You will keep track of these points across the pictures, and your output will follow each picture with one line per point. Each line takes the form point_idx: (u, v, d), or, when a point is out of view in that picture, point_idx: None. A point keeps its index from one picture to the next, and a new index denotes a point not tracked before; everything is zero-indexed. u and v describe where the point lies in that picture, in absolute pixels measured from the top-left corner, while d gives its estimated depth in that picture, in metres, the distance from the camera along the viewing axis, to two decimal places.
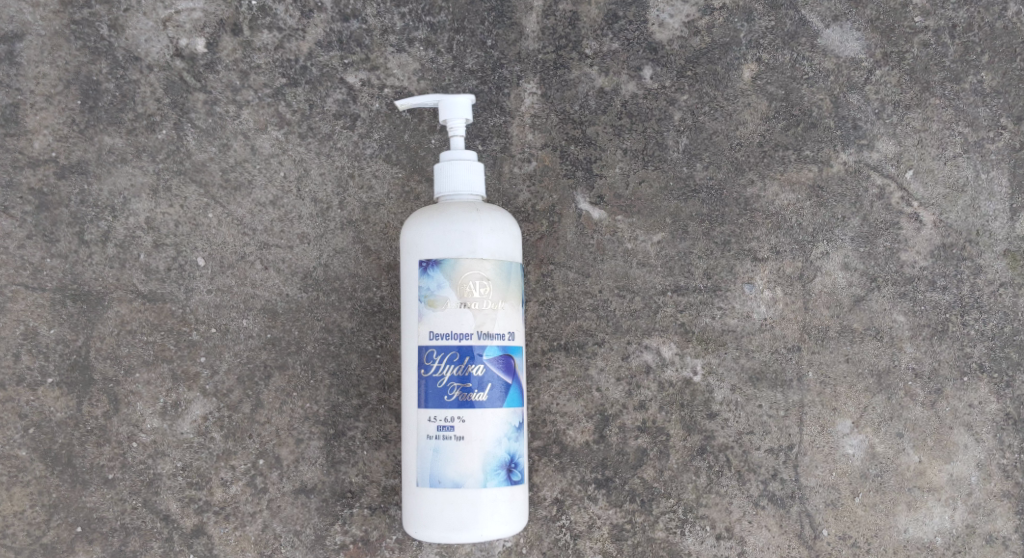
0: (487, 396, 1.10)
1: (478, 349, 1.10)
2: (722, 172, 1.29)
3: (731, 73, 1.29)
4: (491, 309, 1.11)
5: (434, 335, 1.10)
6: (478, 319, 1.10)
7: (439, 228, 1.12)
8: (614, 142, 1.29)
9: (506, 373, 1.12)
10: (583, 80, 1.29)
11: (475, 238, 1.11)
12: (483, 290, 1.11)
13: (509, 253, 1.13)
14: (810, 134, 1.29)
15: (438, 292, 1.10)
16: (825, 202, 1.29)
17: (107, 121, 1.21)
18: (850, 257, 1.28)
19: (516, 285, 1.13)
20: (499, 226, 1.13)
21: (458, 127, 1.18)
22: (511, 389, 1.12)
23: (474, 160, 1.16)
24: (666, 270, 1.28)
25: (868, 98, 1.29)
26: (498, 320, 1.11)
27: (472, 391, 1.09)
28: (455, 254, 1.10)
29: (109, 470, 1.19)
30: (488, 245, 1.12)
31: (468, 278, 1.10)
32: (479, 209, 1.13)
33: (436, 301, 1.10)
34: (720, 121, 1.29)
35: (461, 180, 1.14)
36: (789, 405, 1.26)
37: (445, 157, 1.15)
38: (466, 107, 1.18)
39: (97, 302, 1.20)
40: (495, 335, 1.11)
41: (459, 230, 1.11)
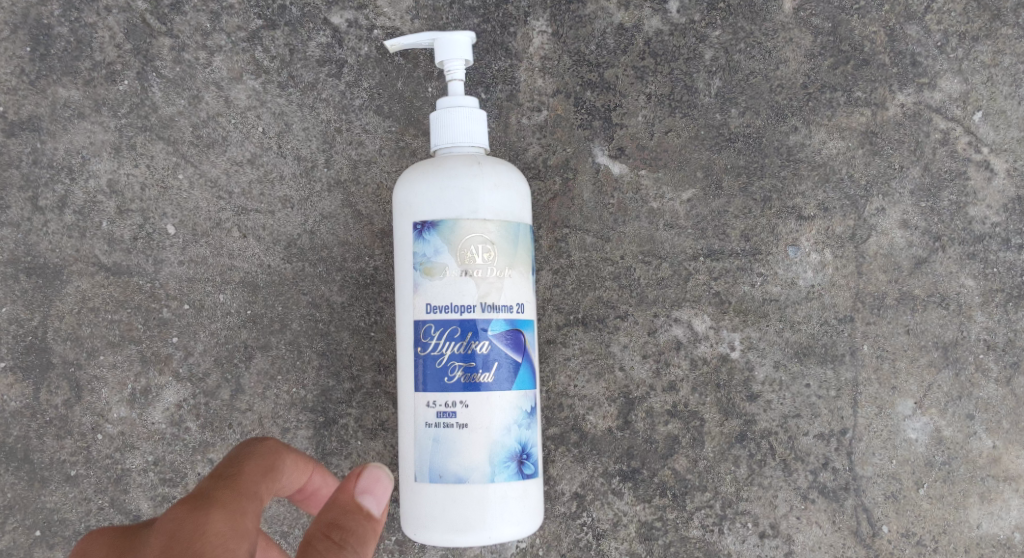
0: (493, 377, 0.95)
1: (482, 324, 0.95)
2: (762, 118, 1.13)
3: (770, 4, 1.12)
4: (497, 277, 0.96)
5: (431, 308, 0.96)
6: (482, 289, 0.95)
7: (435, 185, 0.97)
8: (636, 86, 1.13)
9: (514, 350, 0.97)
10: (600, 16, 1.13)
11: (476, 196, 0.96)
12: (487, 256, 0.95)
13: (516, 213, 0.98)
14: (862, 72, 1.12)
15: (435, 258, 0.95)
16: (880, 149, 1.12)
17: (61, 71, 1.07)
18: (909, 214, 1.12)
19: (525, 249, 0.98)
20: (505, 181, 0.98)
21: (457, 69, 1.02)
22: (520, 369, 0.97)
23: (476, 107, 1.00)
24: (698, 232, 1.12)
25: (929, 30, 1.12)
26: (505, 290, 0.96)
27: (476, 371, 0.95)
28: (453, 214, 0.95)
29: (71, 466, 1.06)
30: (492, 203, 0.96)
31: (469, 242, 0.95)
32: (481, 162, 0.98)
33: (433, 269, 0.95)
34: (758, 59, 1.12)
35: (462, 133, 0.99)
36: (841, 384, 1.11)
37: (441, 105, 0.99)
38: (466, 47, 1.02)
39: (54, 276, 1.07)
40: (501, 307, 0.96)
41: (459, 186, 0.96)
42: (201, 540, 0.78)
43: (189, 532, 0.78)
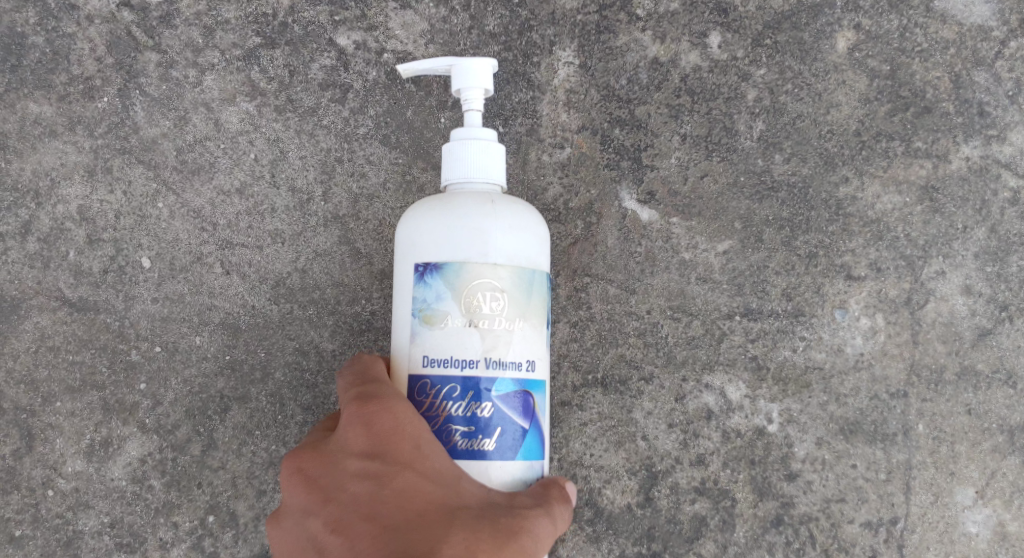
0: (494, 445, 0.81)
1: (485, 383, 0.81)
2: (809, 166, 1.01)
3: (821, 42, 1.02)
4: (506, 330, 0.81)
5: (428, 362, 0.81)
6: (487, 343, 0.81)
7: (441, 222, 0.83)
8: (670, 126, 1.02)
9: (522, 415, 0.82)
10: (633, 48, 1.02)
11: (487, 235, 0.82)
12: (495, 305, 0.81)
13: (532, 257, 0.84)
14: (923, 121, 1.01)
15: (435, 305, 0.81)
16: (941, 206, 1.01)
17: (34, 84, 0.97)
18: (973, 279, 1.00)
19: (540, 299, 0.84)
20: (520, 222, 0.84)
21: (474, 99, 0.88)
22: (528, 437, 0.83)
23: (494, 139, 0.87)
24: (735, 288, 1.01)
25: (999, 77, 1.01)
26: (514, 346, 0.82)
27: (474, 437, 0.81)
28: (460, 256, 0.81)
29: (16, 526, 0.94)
30: (505, 245, 0.82)
31: (476, 288, 0.81)
32: (495, 199, 0.84)
33: (432, 317, 0.81)
34: (806, 102, 1.02)
35: (476, 167, 0.86)
36: (892, 467, 0.98)
37: (453, 137, 0.86)
38: (486, 73, 0.88)
39: (11, 310, 0.96)
40: (508, 365, 0.82)
41: (468, 223, 0.82)
42: (414, 468, 0.79)
43: (409, 452, 0.80)
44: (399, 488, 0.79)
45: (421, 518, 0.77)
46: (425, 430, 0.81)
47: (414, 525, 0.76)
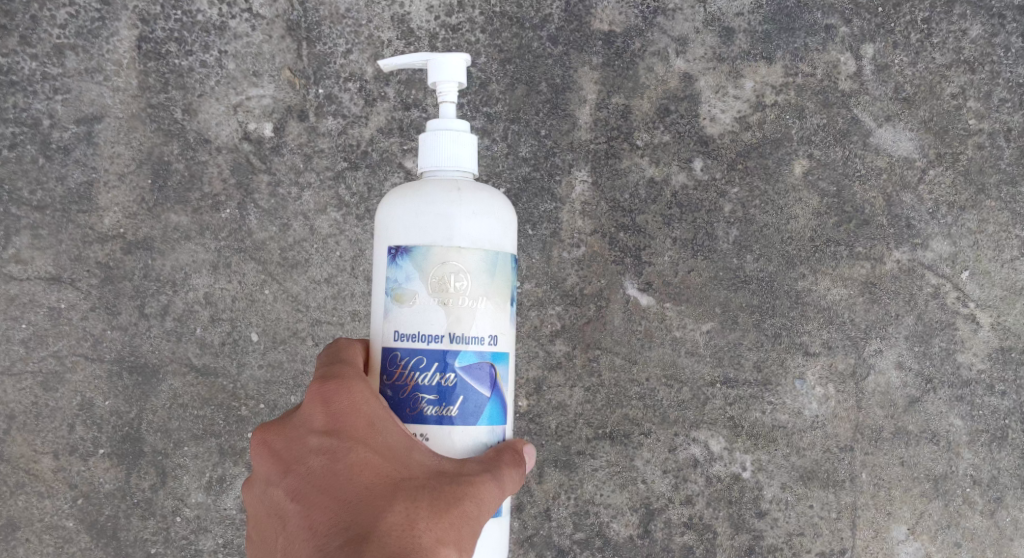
0: (458, 412, 0.91)
1: (450, 354, 0.91)
2: (774, 264, 1.28)
3: (782, 167, 1.28)
4: (469, 309, 0.91)
5: (399, 336, 0.92)
6: (451, 319, 0.90)
7: (411, 208, 0.92)
8: (664, 231, 1.28)
9: (484, 386, 0.92)
10: (634, 170, 1.27)
11: (451, 221, 0.91)
12: (459, 285, 0.91)
13: (497, 240, 0.93)
14: (863, 231, 1.28)
15: (405, 284, 0.91)
16: (878, 298, 1.27)
17: (175, 200, 1.24)
18: (904, 356, 1.26)
19: (503, 278, 0.93)
20: (484, 207, 0.93)
21: (449, 92, 0.95)
22: (490, 404, 0.93)
23: (465, 131, 0.95)
24: (715, 360, 1.27)
25: (921, 198, 1.28)
26: (477, 321, 0.91)
27: (440, 405, 0.91)
28: (428, 240, 0.91)
29: (152, 544, 1.21)
30: (469, 231, 0.92)
31: (441, 270, 0.90)
32: (461, 187, 0.93)
33: (402, 296, 0.91)
34: (771, 214, 1.28)
35: (446, 157, 0.94)
36: (841, 507, 1.24)
37: (427, 129, 0.94)
38: (459, 68, 0.95)
39: (152, 374, 1.22)
40: (471, 339, 0.91)
41: (438, 207, 0.92)
42: (368, 444, 0.90)
43: (363, 429, 0.91)
44: (351, 462, 0.89)
45: (371, 491, 0.87)
46: (376, 408, 0.91)
47: (364, 494, 0.87)
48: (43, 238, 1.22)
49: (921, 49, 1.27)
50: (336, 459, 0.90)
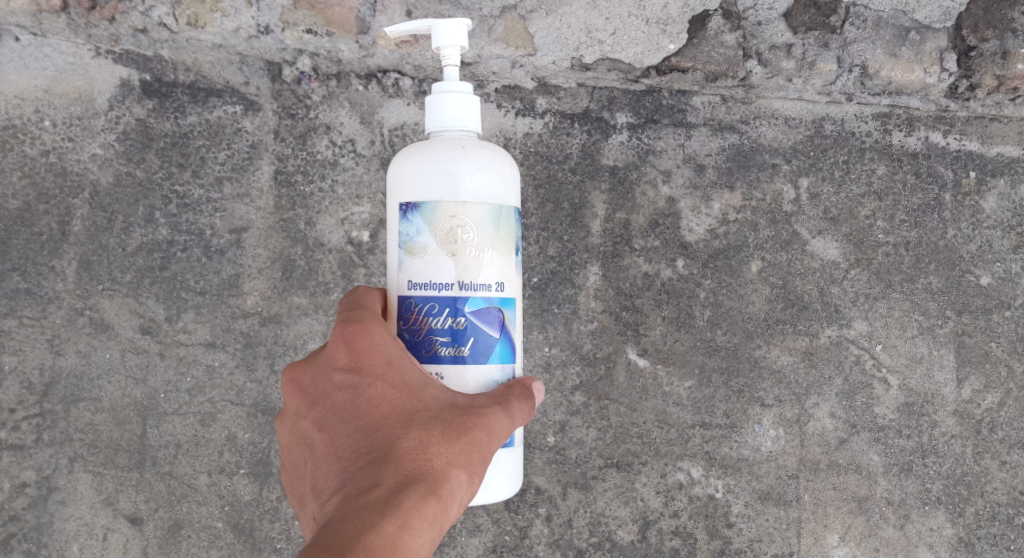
0: (469, 351, 1.32)
1: (460, 302, 1.31)
2: (738, 337, 1.69)
3: (742, 267, 1.70)
4: (474, 261, 1.31)
5: (418, 284, 1.31)
6: (459, 271, 1.30)
7: (426, 174, 1.32)
8: (655, 310, 1.70)
9: (487, 327, 1.33)
10: (633, 265, 1.71)
11: (457, 186, 1.31)
12: (466, 241, 1.30)
13: (489, 199, 1.32)
14: (803, 314, 1.69)
15: (422, 244, 1.30)
16: (815, 363, 1.69)
17: (298, 286, 1.70)
18: (835, 408, 1.68)
19: (499, 230, 1.33)
20: (481, 169, 1.32)
21: (450, 56, 1.34)
22: (492, 338, 1.33)
23: (461, 89, 1.34)
24: (695, 409, 1.69)
25: (845, 290, 1.68)
26: (480, 272, 1.31)
27: (454, 345, 1.31)
28: (438, 203, 1.30)
29: (278, 541, 1.66)
30: (469, 192, 1.31)
31: (450, 230, 1.30)
32: (463, 152, 1.32)
33: (420, 253, 1.31)
34: (734, 300, 1.70)
35: (449, 113, 1.34)
36: (790, 520, 1.68)
37: (433, 88, 1.34)
38: (454, 34, 1.33)
39: None
40: (475, 284, 1.31)
41: (446, 179, 1.31)
42: (387, 383, 1.27)
43: (384, 371, 1.28)
44: (374, 396, 1.26)
45: (389, 419, 1.24)
46: (395, 356, 1.29)
47: (385, 421, 1.23)
48: (204, 314, 1.67)
49: (842, 181, 1.69)
50: (361, 395, 1.26)
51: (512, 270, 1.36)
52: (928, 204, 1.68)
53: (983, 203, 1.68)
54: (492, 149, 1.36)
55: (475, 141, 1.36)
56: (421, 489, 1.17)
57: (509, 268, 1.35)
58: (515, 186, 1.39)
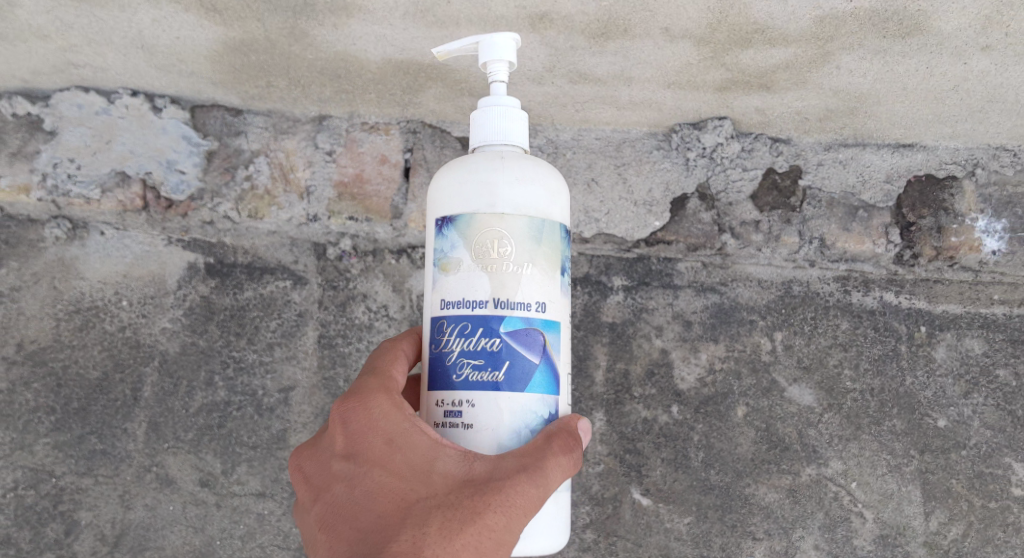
0: (502, 375, 1.41)
1: (494, 321, 1.41)
2: (729, 476, 1.90)
3: (729, 411, 1.92)
4: (509, 276, 1.42)
5: (456, 300, 1.43)
6: (494, 287, 1.41)
7: (465, 187, 1.45)
8: (655, 452, 1.91)
9: (522, 351, 1.42)
10: (634, 411, 1.93)
11: (496, 196, 1.43)
12: (502, 255, 1.42)
13: (530, 213, 1.44)
14: (785, 454, 1.90)
15: (458, 259, 1.43)
16: (799, 499, 1.88)
17: None
18: (819, 541, 1.87)
19: (536, 245, 1.44)
20: (520, 181, 1.45)
21: (500, 72, 1.50)
22: (526, 358, 1.42)
23: (508, 102, 1.49)
24: (694, 543, 1.89)
25: (821, 432, 1.90)
26: (515, 290, 1.42)
27: (487, 367, 1.41)
28: (475, 216, 1.43)
29: None
30: (508, 204, 1.43)
31: (486, 247, 1.42)
32: (503, 165, 1.46)
33: (456, 269, 1.43)
34: (724, 441, 1.91)
35: (494, 127, 1.49)
36: None
37: (481, 101, 1.49)
38: (504, 49, 1.49)
39: None
40: (509, 301, 1.42)
41: (485, 190, 1.44)
42: (390, 470, 1.43)
43: (387, 457, 1.44)
44: (377, 486, 1.43)
45: (389, 510, 1.40)
46: (399, 440, 1.44)
47: (386, 512, 1.40)
48: (255, 466, 1.88)
49: (812, 334, 1.93)
50: (362, 485, 1.44)
51: (549, 291, 1.45)
52: (888, 354, 1.91)
53: (934, 353, 1.90)
54: (534, 167, 1.47)
55: (517, 156, 1.48)
56: None
57: (545, 287, 1.44)
58: (558, 203, 1.49)
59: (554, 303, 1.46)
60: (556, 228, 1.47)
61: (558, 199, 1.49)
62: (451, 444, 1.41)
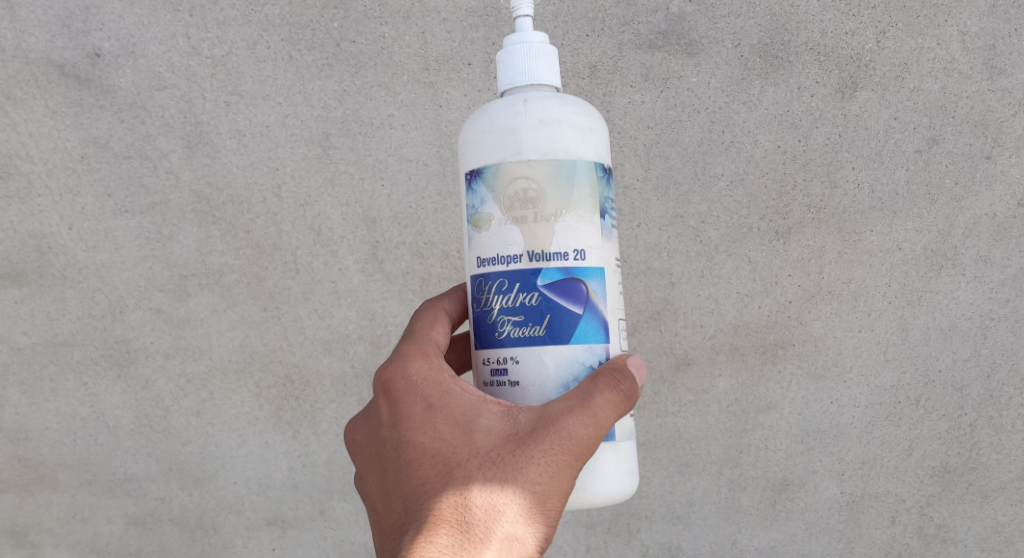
0: (542, 332, 1.57)
1: (532, 278, 1.57)
2: None
3: None
4: (541, 229, 1.56)
5: (492, 260, 1.59)
6: (526, 241, 1.57)
7: (488, 134, 1.60)
8: None
9: (556, 294, 1.57)
10: None
11: (520, 143, 1.57)
12: (527, 193, 1.56)
13: (553, 155, 1.57)
14: None
15: (487, 213, 1.59)
16: None
17: None
18: None
19: (562, 185, 1.57)
20: (539, 126, 1.57)
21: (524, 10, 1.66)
22: (564, 307, 1.57)
23: (532, 40, 1.64)
24: None
25: None
26: (549, 241, 1.56)
27: (526, 324, 1.57)
28: (503, 161, 1.58)
29: None
30: (530, 148, 1.57)
31: (514, 191, 1.57)
32: (524, 105, 1.60)
33: (485, 222, 1.59)
34: None
35: (521, 66, 1.64)
36: None
37: (507, 41, 1.65)
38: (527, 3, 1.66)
39: None
40: (543, 257, 1.56)
41: (509, 136, 1.58)
42: (428, 425, 1.59)
43: (425, 410, 1.61)
44: (418, 444, 1.59)
45: (434, 467, 1.56)
46: (437, 391, 1.61)
47: (431, 470, 1.56)
48: None
49: None
50: (402, 444, 1.61)
51: (586, 236, 1.58)
52: None
53: None
54: (560, 112, 1.59)
55: (541, 97, 1.61)
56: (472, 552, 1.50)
57: (583, 235, 1.58)
58: (588, 141, 1.61)
59: (592, 251, 1.59)
60: (589, 169, 1.60)
61: (591, 137, 1.62)
62: (493, 403, 1.58)
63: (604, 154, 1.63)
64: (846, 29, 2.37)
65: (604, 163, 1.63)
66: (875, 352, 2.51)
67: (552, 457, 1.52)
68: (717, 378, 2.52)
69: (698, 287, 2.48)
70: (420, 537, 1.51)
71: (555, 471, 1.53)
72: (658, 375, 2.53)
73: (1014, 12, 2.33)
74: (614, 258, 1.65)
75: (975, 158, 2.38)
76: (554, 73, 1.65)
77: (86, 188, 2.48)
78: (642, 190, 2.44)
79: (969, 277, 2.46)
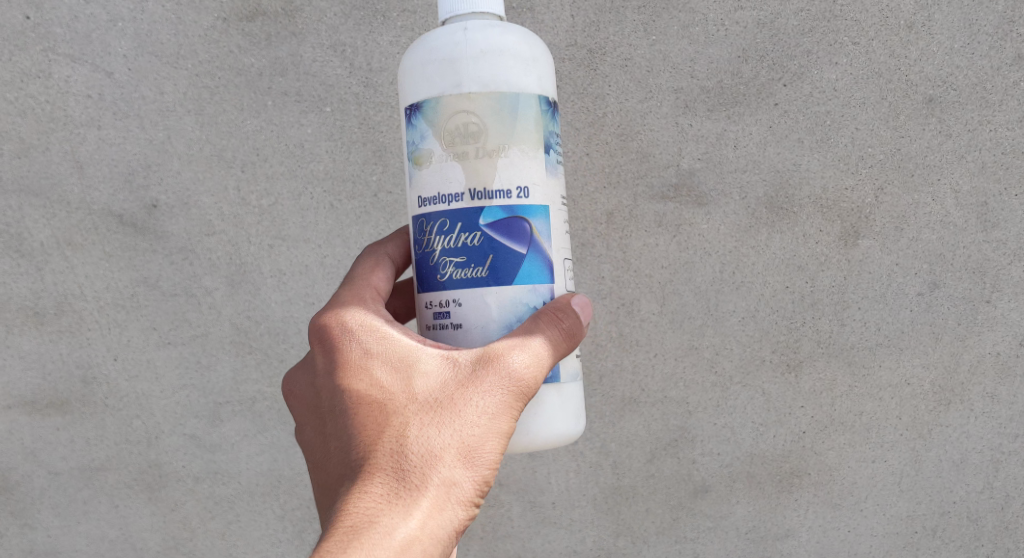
0: (483, 272, 1.72)
1: (472, 215, 1.72)
2: None
3: None
4: (482, 162, 1.71)
5: (434, 195, 1.74)
6: (467, 175, 1.71)
7: (427, 67, 1.74)
8: None
9: (494, 232, 1.72)
10: None
11: (459, 74, 1.72)
12: (466, 125, 1.71)
13: (493, 89, 1.72)
14: None
15: (427, 146, 1.73)
16: None
17: None
18: None
19: (499, 118, 1.71)
20: (478, 56, 1.72)
21: None
22: (505, 243, 1.72)
23: None
24: None
25: None
26: (490, 175, 1.71)
27: (466, 263, 1.73)
28: (443, 93, 1.72)
29: None
30: (470, 79, 1.71)
31: (452, 126, 1.71)
32: (463, 36, 1.74)
33: (426, 157, 1.74)
34: None
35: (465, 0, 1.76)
36: None
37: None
38: None
39: None
40: (485, 188, 1.71)
41: (450, 70, 1.72)
42: (366, 373, 1.73)
43: (364, 358, 1.74)
44: (357, 389, 1.72)
45: (372, 413, 1.70)
46: (374, 340, 1.75)
47: (370, 414, 1.70)
48: None
49: None
50: (339, 391, 1.74)
51: (529, 174, 1.74)
52: None
53: None
54: (498, 43, 1.74)
55: (479, 26, 1.75)
56: (410, 491, 1.64)
57: (525, 171, 1.73)
58: (531, 72, 1.76)
59: (535, 187, 1.74)
60: (529, 99, 1.74)
61: (534, 68, 1.77)
62: (433, 346, 1.73)
63: (548, 87, 1.79)
64: (846, 185, 2.48)
65: (548, 97, 1.78)
66: (890, 481, 2.57)
67: (490, 397, 1.68)
68: (735, 504, 2.58)
69: (714, 416, 2.55)
70: (359, 484, 1.66)
71: (491, 412, 1.68)
72: (677, 502, 2.59)
73: (1003, 173, 2.46)
74: (559, 197, 1.80)
75: (976, 302, 2.50)
76: (495, 2, 1.78)
77: (129, 318, 2.56)
78: (657, 323, 2.52)
79: (978, 412, 2.54)
